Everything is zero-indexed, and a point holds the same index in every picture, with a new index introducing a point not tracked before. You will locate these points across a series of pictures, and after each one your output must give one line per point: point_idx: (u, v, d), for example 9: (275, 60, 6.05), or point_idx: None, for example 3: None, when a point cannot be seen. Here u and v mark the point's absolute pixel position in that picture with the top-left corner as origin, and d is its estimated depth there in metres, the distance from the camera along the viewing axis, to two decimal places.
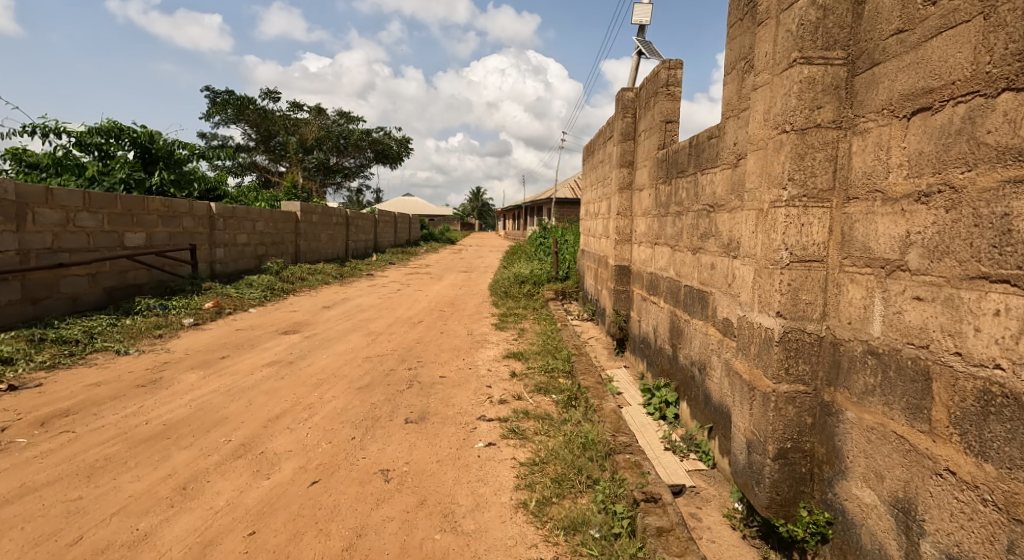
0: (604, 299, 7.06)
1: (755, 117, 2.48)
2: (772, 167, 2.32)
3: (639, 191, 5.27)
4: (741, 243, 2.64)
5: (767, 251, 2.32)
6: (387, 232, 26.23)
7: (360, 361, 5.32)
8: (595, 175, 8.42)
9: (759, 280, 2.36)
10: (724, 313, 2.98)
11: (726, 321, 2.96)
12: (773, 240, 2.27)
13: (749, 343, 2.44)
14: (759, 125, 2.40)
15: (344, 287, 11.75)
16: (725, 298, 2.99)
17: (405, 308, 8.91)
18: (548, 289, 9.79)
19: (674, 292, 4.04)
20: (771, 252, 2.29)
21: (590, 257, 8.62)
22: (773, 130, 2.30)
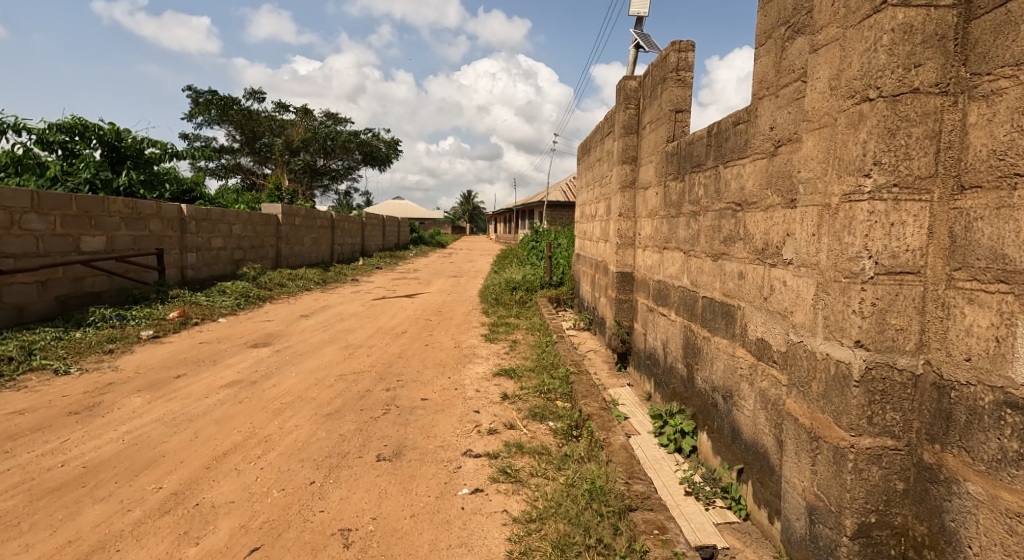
0: (602, 308, 6.53)
1: (816, 86, 2.09)
2: (845, 148, 1.92)
3: (643, 190, 4.75)
4: (798, 247, 2.18)
5: (839, 260, 1.92)
6: (375, 235, 25.60)
7: (332, 380, 4.76)
8: (591, 175, 7.89)
9: (829, 296, 1.97)
10: (764, 333, 2.46)
11: (766, 343, 2.44)
12: (850, 246, 1.88)
13: (812, 379, 2.04)
14: (828, 97, 2.00)
15: (326, 294, 11.17)
16: (764, 315, 2.47)
17: (388, 317, 8.35)
18: (542, 295, 9.25)
19: (689, 304, 3.53)
20: (847, 262, 1.90)
21: (586, 262, 8.10)
22: (849, 98, 1.91)
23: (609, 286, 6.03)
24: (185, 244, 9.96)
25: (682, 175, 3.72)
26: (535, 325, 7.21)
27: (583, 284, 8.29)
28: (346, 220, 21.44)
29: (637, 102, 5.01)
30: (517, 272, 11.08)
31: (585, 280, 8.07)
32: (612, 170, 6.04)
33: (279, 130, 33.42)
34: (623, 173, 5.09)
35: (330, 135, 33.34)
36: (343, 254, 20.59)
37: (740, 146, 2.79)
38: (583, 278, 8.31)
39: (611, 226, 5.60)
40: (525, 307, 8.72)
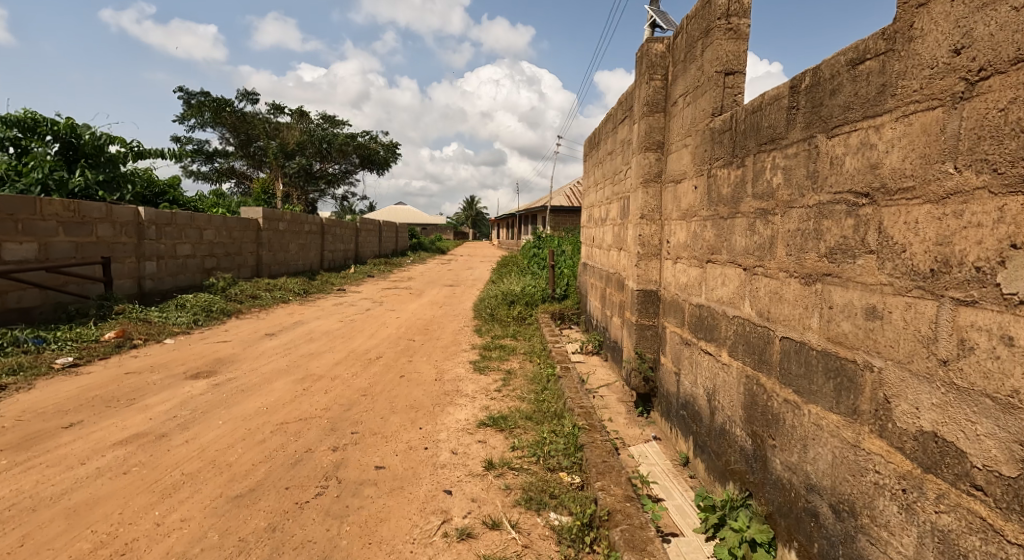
0: (617, 332, 5.41)
1: None
2: None
3: (675, 184, 3.65)
4: None
5: None
6: (370, 241, 24.57)
7: (268, 433, 3.67)
8: (601, 172, 6.77)
9: None
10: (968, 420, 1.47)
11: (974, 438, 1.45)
12: None
13: None
14: None
15: (303, 308, 10.07)
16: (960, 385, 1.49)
17: (365, 337, 7.26)
18: (543, 310, 8.14)
19: (755, 344, 2.42)
20: None
21: (595, 274, 6.99)
22: None
23: (625, 306, 4.91)
24: (141, 252, 9.02)
25: (740, 159, 2.63)
26: (535, 349, 6.10)
27: (591, 300, 7.16)
28: (338, 225, 20.39)
29: (666, 72, 3.90)
30: (517, 282, 9.95)
31: (594, 295, 6.95)
32: (629, 162, 4.92)
33: (275, 133, 32.48)
34: (644, 163, 3.98)
35: (326, 138, 32.36)
36: (333, 261, 19.55)
37: (869, 102, 1.77)
38: (591, 292, 7.19)
39: (629, 232, 4.48)
40: (523, 325, 7.60)
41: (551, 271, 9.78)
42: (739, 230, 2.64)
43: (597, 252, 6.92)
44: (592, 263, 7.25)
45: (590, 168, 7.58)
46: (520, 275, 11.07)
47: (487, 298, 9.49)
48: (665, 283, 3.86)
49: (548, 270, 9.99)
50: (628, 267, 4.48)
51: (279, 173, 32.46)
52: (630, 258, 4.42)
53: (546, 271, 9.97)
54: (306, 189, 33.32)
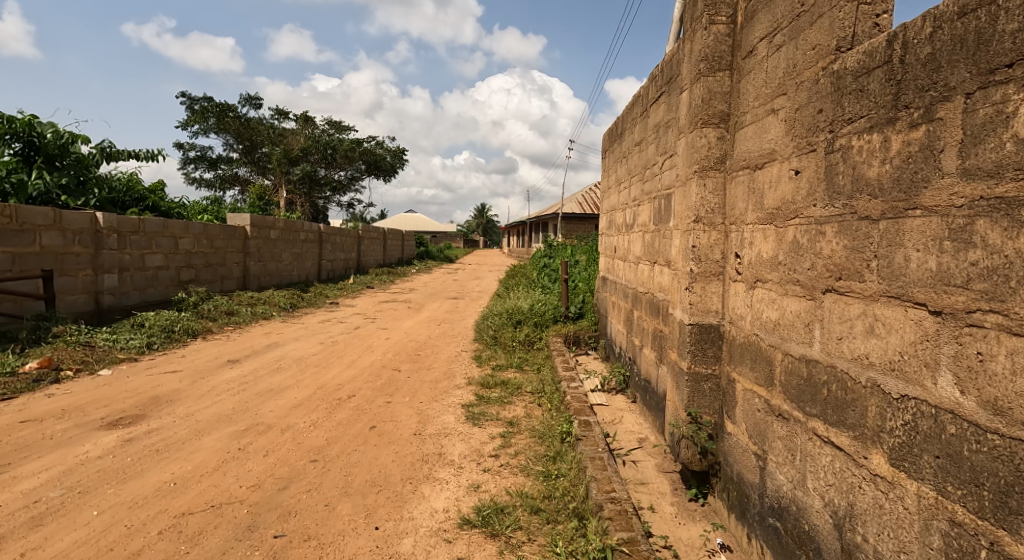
0: (652, 370, 4.23)
1: None
2: None
3: (752, 171, 2.48)
4: None
5: None
6: (374, 249, 23.56)
7: (156, 537, 2.53)
8: (624, 169, 5.61)
9: None
10: None
11: None
12: None
13: None
14: None
15: (284, 328, 8.97)
16: None
17: (342, 367, 6.15)
18: (554, 331, 6.97)
19: (1014, 479, 1.32)
20: None
21: (617, 294, 5.81)
22: None
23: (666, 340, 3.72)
24: (98, 264, 7.95)
25: (932, 116, 1.54)
26: (545, 386, 4.93)
27: (613, 323, 5.99)
28: (338, 233, 19.36)
29: (735, 11, 2.73)
30: (524, 297, 8.76)
31: (617, 318, 5.77)
32: (671, 150, 3.74)
33: (278, 139, 31.67)
34: (700, 144, 2.79)
35: (331, 144, 31.50)
36: (331, 271, 18.51)
37: None
38: (612, 314, 6.00)
39: (672, 243, 3.31)
40: (529, 352, 6.43)
41: (564, 285, 8.60)
42: (938, 245, 1.53)
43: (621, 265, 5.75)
44: (613, 279, 6.07)
45: (610, 165, 6.43)
46: (528, 289, 9.91)
47: (490, 316, 8.31)
48: (733, 318, 2.67)
49: (559, 284, 8.81)
50: (670, 291, 3.31)
51: (283, 180, 31.62)
52: (674, 278, 3.25)
53: (557, 286, 8.79)
54: (310, 196, 32.45)
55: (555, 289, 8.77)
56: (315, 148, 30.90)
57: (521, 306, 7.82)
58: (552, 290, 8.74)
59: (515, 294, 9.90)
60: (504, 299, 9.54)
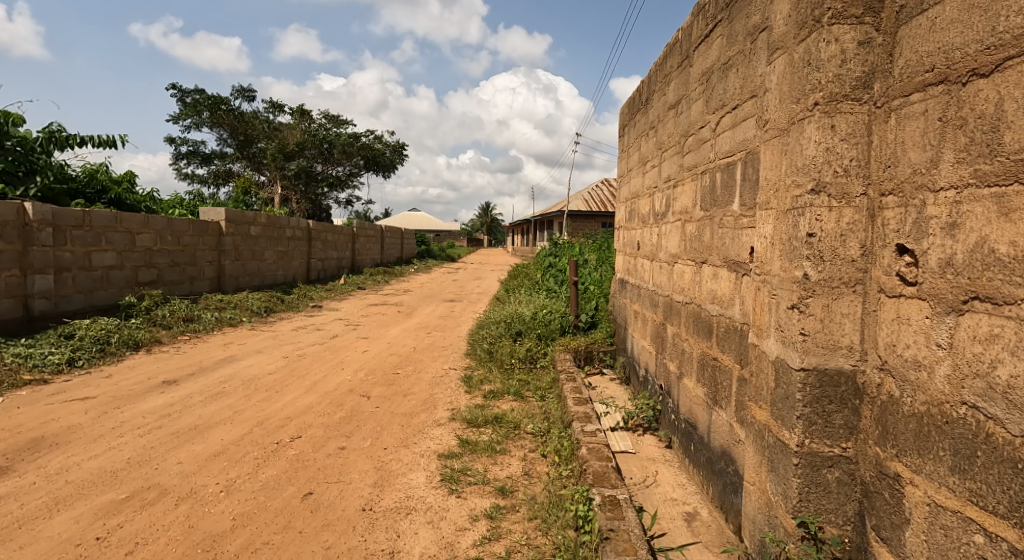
0: (700, 413, 3.06)
1: None
2: None
3: (959, 80, 1.61)
4: None
5: None
6: (371, 248, 22.43)
7: None
8: (652, 144, 4.43)
9: None
10: None
11: None
12: None
13: None
14: None
15: (250, 338, 7.84)
16: None
17: (298, 392, 4.99)
18: (561, 343, 5.81)
19: None
20: None
21: (642, 303, 4.62)
22: None
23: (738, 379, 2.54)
24: (26, 265, 7.12)
25: None
26: (551, 427, 3.75)
27: (637, 340, 4.79)
28: (329, 230, 18.20)
29: None
30: (526, 304, 7.54)
31: (643, 333, 4.58)
32: (739, 99, 2.59)
33: (274, 133, 30.57)
34: (829, 51, 1.89)
35: (328, 139, 30.35)
36: (321, 270, 17.39)
37: None
38: (636, 328, 4.81)
39: (760, 232, 2.22)
40: (531, 375, 5.23)
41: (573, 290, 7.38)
42: None
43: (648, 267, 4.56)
44: (636, 284, 4.88)
45: (631, 143, 5.25)
46: (531, 294, 8.69)
47: (486, 325, 7.10)
48: (928, 367, 1.66)
49: (566, 288, 7.58)
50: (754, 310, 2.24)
51: (278, 175, 30.49)
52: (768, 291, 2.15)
53: (564, 290, 7.56)
54: (306, 193, 31.31)
55: (562, 294, 7.54)
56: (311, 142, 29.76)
57: (523, 314, 6.63)
58: (558, 296, 7.52)
59: (516, 299, 8.68)
60: (503, 305, 8.31)
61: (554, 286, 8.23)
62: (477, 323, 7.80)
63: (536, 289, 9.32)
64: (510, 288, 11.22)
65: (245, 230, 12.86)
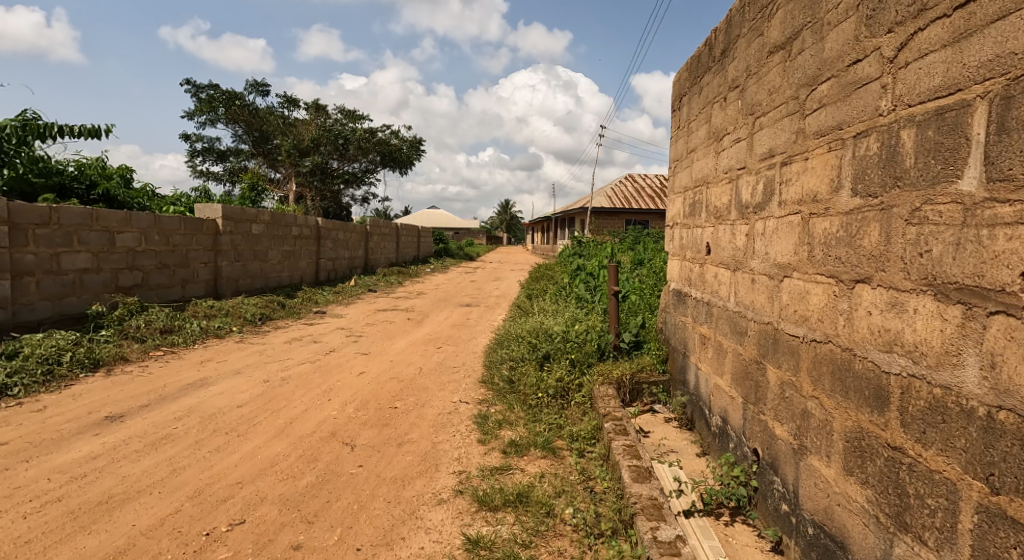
0: (852, 527, 1.92)
1: None
2: None
3: None
4: None
5: None
6: (385, 247, 21.50)
7: None
8: (734, 111, 3.24)
9: None
10: None
11: None
12: None
13: None
14: None
15: (233, 353, 6.83)
16: None
17: (266, 437, 3.91)
18: (600, 369, 4.69)
19: None
20: None
21: (720, 329, 3.45)
22: None
23: (991, 507, 1.47)
24: None
25: None
26: (601, 516, 2.61)
27: (709, 378, 3.61)
28: (340, 228, 17.22)
29: None
30: (554, 317, 6.39)
31: (719, 369, 3.40)
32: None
33: (288, 129, 29.78)
34: None
35: (343, 134, 29.47)
36: (331, 271, 16.46)
37: None
38: (707, 361, 3.63)
39: None
40: (563, 419, 4.09)
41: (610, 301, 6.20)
42: None
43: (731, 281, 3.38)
44: (707, 301, 3.69)
45: (696, 115, 4.07)
46: (558, 305, 7.54)
47: (506, 343, 5.98)
48: None
49: (601, 298, 6.41)
50: None
51: (293, 172, 29.68)
52: None
53: (599, 301, 6.39)
54: (321, 190, 30.48)
55: (597, 306, 6.37)
56: (326, 138, 28.90)
57: (552, 332, 5.50)
58: (592, 309, 6.38)
59: (541, 310, 7.56)
60: (525, 317, 7.17)
61: (586, 295, 7.05)
62: (495, 338, 6.68)
63: (563, 298, 8.17)
64: (532, 295, 10.09)
65: (245, 228, 11.88)
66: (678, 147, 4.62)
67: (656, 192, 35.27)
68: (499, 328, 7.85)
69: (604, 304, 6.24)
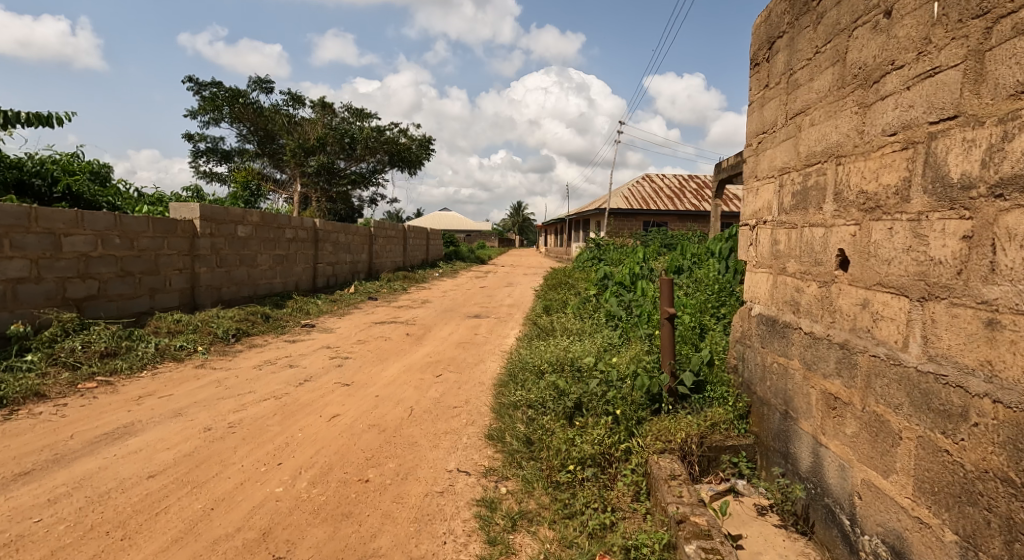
0: None
1: None
2: None
3: None
4: None
5: None
6: (391, 251, 20.28)
7: None
8: (919, 27, 2.03)
9: None
10: None
11: None
12: None
13: None
14: None
15: (186, 382, 5.57)
16: None
17: (162, 544, 2.59)
18: (653, 426, 3.38)
19: None
20: None
21: (884, 394, 2.12)
22: None
23: None
24: None
25: None
26: None
27: (850, 468, 2.30)
28: (340, 231, 15.97)
29: None
30: (584, 343, 5.05)
31: (880, 463, 2.13)
32: None
33: (293, 128, 28.64)
34: None
35: (349, 133, 28.30)
36: (329, 279, 15.25)
37: None
38: (847, 439, 2.31)
39: None
40: (611, 515, 2.78)
41: (655, 324, 4.86)
42: None
43: (908, 317, 2.05)
44: (845, 343, 2.37)
45: (808, 59, 2.76)
46: (585, 325, 6.20)
47: (523, 379, 4.64)
48: None
49: (643, 321, 5.05)
50: None
51: (297, 173, 28.52)
52: None
53: (640, 324, 5.03)
54: (326, 192, 29.32)
55: (637, 331, 5.01)
56: (332, 137, 27.75)
57: (584, 366, 4.17)
58: (631, 334, 5.03)
59: (564, 331, 6.22)
60: (546, 340, 5.82)
61: (620, 313, 5.70)
62: (508, 367, 5.33)
63: (589, 315, 6.83)
64: (549, 308, 8.78)
65: (230, 230, 10.67)
66: (768, 113, 3.29)
67: (675, 194, 33.79)
68: (513, 350, 6.52)
69: (647, 327, 4.89)
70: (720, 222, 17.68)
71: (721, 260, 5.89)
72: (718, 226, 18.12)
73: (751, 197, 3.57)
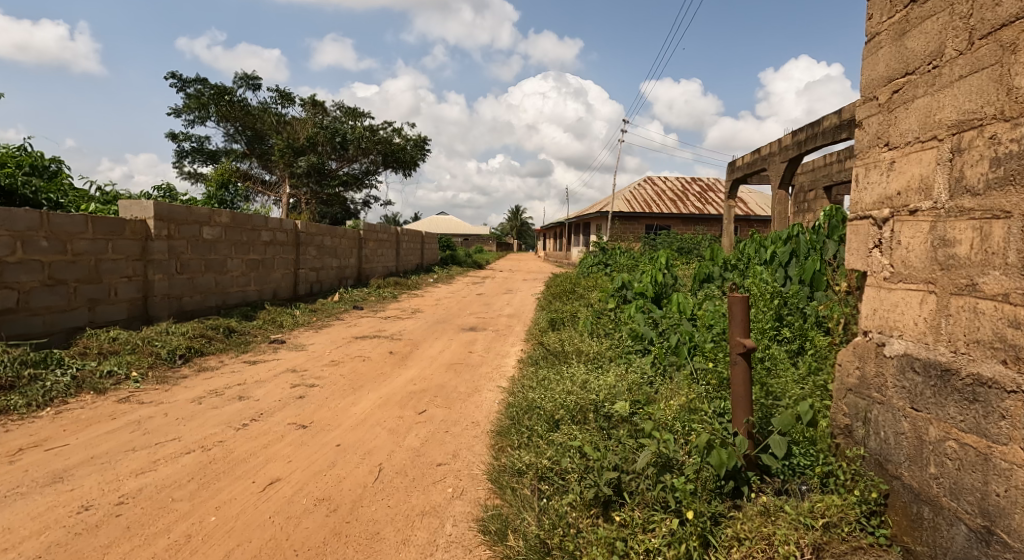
0: None
1: None
2: None
3: None
4: None
5: None
6: (382, 256, 19.05)
7: None
8: None
9: None
10: None
11: None
12: None
13: None
14: None
15: (95, 424, 4.35)
16: None
17: None
18: (740, 531, 2.25)
19: None
20: None
21: None
22: None
23: None
24: None
25: None
26: None
27: None
28: (325, 234, 14.76)
29: None
30: (615, 380, 3.92)
31: None
32: None
33: (283, 128, 27.34)
34: None
35: (341, 132, 27.07)
36: (313, 286, 14.04)
37: None
38: None
39: None
40: None
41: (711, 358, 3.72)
42: None
43: None
44: None
45: None
46: (608, 350, 5.05)
47: (537, 431, 3.51)
48: None
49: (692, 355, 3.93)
50: None
51: (287, 174, 27.24)
52: None
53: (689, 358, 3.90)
54: (317, 193, 28.05)
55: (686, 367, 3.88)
56: (323, 137, 26.50)
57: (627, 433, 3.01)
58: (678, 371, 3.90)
59: (581, 357, 5.06)
60: (560, 370, 4.68)
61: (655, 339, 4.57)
62: (513, 407, 4.18)
63: (611, 336, 5.67)
64: (555, 324, 7.58)
65: (194, 232, 9.47)
66: (950, 37, 2.14)
67: (679, 196, 32.66)
68: (517, 378, 5.35)
69: (698, 362, 3.76)
70: (733, 225, 16.54)
71: (777, 269, 4.74)
72: (730, 229, 16.96)
73: (877, 173, 2.46)
